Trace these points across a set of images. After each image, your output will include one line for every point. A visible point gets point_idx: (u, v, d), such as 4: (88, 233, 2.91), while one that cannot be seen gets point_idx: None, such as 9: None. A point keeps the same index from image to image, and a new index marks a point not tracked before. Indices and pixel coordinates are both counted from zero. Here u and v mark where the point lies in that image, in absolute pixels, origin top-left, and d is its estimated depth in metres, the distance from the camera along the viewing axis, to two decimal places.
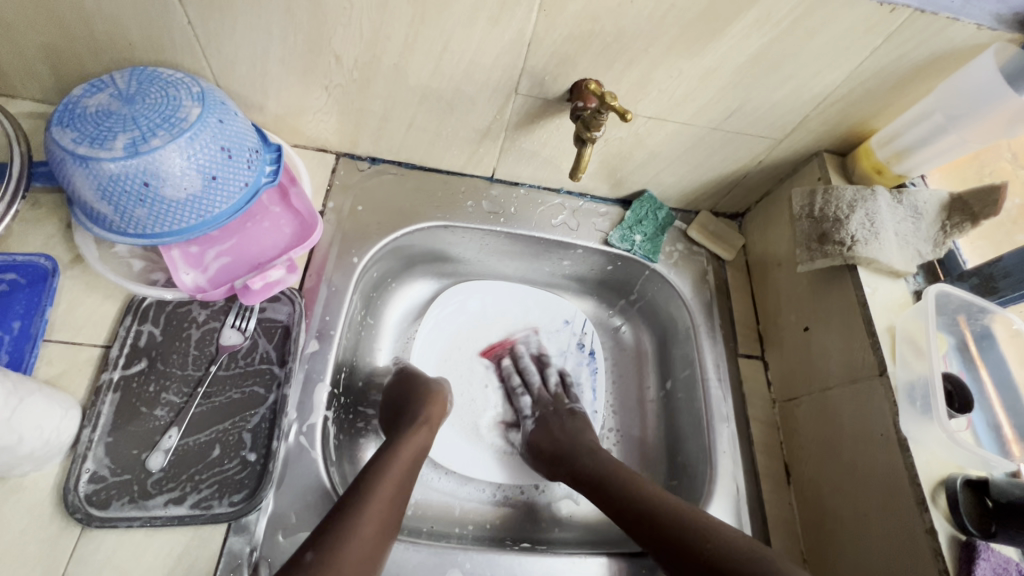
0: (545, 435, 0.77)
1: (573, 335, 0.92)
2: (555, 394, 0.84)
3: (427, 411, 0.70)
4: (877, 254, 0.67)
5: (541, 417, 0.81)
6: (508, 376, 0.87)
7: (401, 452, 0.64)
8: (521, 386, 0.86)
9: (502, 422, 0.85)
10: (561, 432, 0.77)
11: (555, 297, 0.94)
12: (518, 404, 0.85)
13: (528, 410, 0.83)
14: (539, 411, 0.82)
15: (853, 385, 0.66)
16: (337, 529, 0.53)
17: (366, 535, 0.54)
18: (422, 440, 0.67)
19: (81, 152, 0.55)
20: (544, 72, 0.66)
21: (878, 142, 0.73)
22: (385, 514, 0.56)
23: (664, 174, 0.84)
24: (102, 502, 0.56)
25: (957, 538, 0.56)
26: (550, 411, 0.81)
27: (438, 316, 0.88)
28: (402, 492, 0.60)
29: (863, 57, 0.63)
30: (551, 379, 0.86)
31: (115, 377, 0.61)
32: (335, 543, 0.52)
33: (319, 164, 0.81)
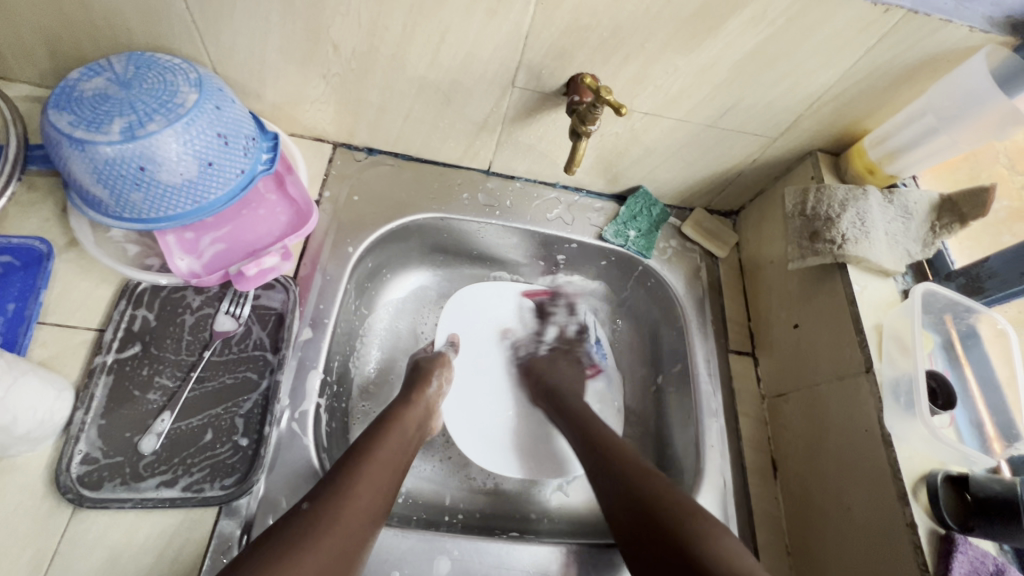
0: (544, 363, 0.86)
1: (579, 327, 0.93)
2: (574, 338, 0.91)
3: (418, 391, 0.72)
4: (867, 252, 0.68)
5: (555, 350, 0.89)
6: (547, 309, 0.92)
7: (400, 424, 0.65)
8: (553, 318, 0.93)
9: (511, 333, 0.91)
10: (563, 372, 0.85)
11: (556, 293, 0.95)
12: (545, 329, 0.92)
13: (549, 339, 0.91)
14: (556, 344, 0.90)
15: (840, 381, 0.67)
16: (335, 485, 0.55)
17: (365, 494, 0.55)
18: (420, 416, 0.69)
19: (77, 136, 0.55)
20: (541, 65, 0.66)
21: (871, 142, 0.74)
22: (381, 478, 0.58)
23: (659, 171, 0.85)
24: (94, 483, 0.56)
25: (936, 532, 0.56)
26: (564, 348, 0.89)
27: (445, 324, 0.88)
28: (399, 461, 0.62)
29: (857, 57, 0.63)
30: (573, 325, 0.93)
31: (108, 360, 0.62)
32: (337, 498, 0.53)
33: (315, 154, 0.81)
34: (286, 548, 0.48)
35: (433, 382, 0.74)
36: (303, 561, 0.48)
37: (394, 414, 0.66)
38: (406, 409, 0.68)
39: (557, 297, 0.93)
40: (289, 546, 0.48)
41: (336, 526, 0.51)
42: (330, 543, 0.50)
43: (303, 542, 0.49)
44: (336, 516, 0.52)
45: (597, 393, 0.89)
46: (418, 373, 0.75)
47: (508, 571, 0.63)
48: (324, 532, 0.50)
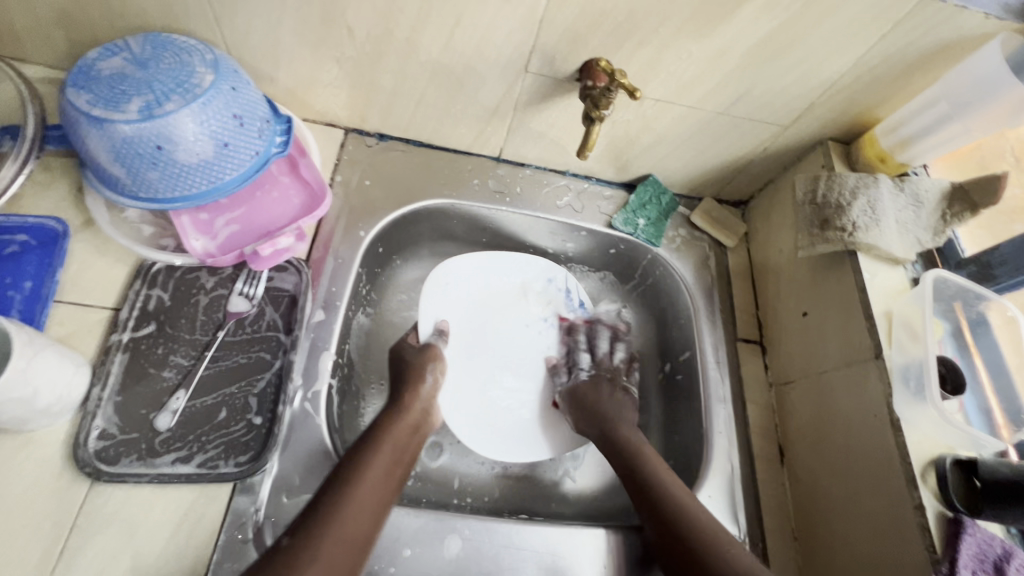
0: (591, 391, 0.79)
1: (559, 291, 0.90)
2: (616, 368, 0.83)
3: (410, 393, 0.70)
4: (878, 240, 0.69)
5: (598, 377, 0.81)
6: (575, 334, 0.88)
7: (392, 437, 0.64)
8: (586, 345, 0.86)
9: (553, 360, 0.86)
10: (608, 404, 0.77)
11: (528, 256, 0.90)
12: (577, 356, 0.85)
13: (584, 364, 0.83)
14: (596, 371, 0.82)
15: (848, 368, 0.68)
16: (324, 507, 0.55)
17: (353, 518, 0.55)
18: (416, 419, 0.69)
19: (95, 114, 0.56)
20: (555, 50, 0.66)
21: (882, 130, 0.74)
22: (371, 497, 0.57)
23: (669, 160, 0.85)
24: (111, 458, 0.57)
25: (944, 515, 0.57)
26: (607, 377, 0.81)
27: (427, 310, 0.82)
28: (391, 476, 0.61)
29: (871, 44, 0.63)
30: (616, 354, 0.85)
31: (124, 339, 0.62)
32: (321, 526, 0.53)
33: (327, 139, 0.82)
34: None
35: (427, 377, 0.73)
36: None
37: (383, 426, 0.65)
38: (398, 418, 0.67)
39: (593, 327, 0.88)
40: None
41: (320, 556, 0.51)
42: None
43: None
44: (320, 547, 0.51)
45: (585, 354, 0.87)
46: (408, 370, 0.73)
47: (519, 551, 0.64)
48: (307, 563, 0.50)
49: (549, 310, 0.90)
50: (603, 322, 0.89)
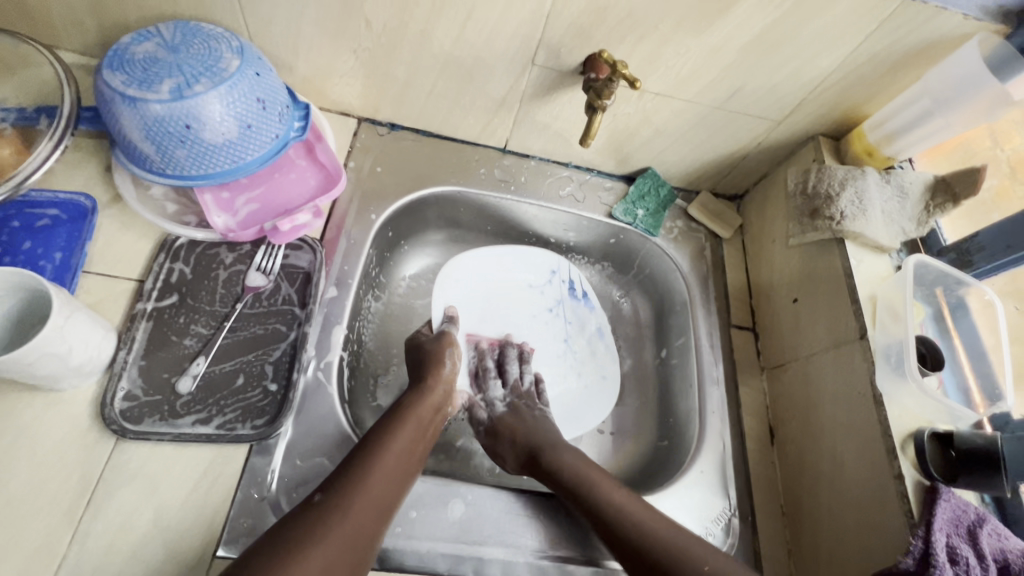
0: (511, 419, 0.75)
1: (563, 283, 0.94)
2: (528, 390, 0.80)
3: (433, 375, 0.72)
4: (864, 229, 0.72)
5: (512, 403, 0.78)
6: (481, 361, 0.83)
7: (414, 417, 0.67)
8: (496, 371, 0.82)
9: (463, 398, 0.79)
10: (533, 422, 0.75)
11: (538, 249, 0.94)
12: (485, 385, 0.80)
13: (499, 395, 0.79)
14: (511, 399, 0.78)
15: (836, 350, 0.71)
16: (351, 475, 0.58)
17: (376, 486, 0.57)
18: (438, 401, 0.71)
19: (129, 94, 0.60)
20: (560, 44, 0.70)
21: (870, 126, 0.77)
22: (396, 467, 0.60)
23: (667, 153, 0.89)
24: (136, 418, 0.60)
25: (921, 483, 0.60)
26: (524, 402, 0.78)
27: (437, 298, 0.85)
28: (415, 450, 0.64)
29: (857, 42, 0.67)
30: (527, 376, 0.82)
31: (148, 308, 0.66)
32: (347, 493, 0.56)
33: (342, 127, 0.86)
34: (294, 543, 0.50)
35: (446, 363, 0.74)
36: (311, 556, 0.50)
37: (408, 404, 0.68)
38: (421, 398, 0.69)
39: (505, 348, 0.85)
40: (302, 544, 0.50)
41: (345, 522, 0.54)
42: (334, 543, 0.52)
43: (313, 539, 0.51)
44: (346, 513, 0.54)
45: (591, 342, 0.92)
46: (428, 355, 0.75)
47: (516, 518, 0.67)
48: (333, 527, 0.53)
49: (553, 301, 0.93)
50: (511, 346, 0.85)
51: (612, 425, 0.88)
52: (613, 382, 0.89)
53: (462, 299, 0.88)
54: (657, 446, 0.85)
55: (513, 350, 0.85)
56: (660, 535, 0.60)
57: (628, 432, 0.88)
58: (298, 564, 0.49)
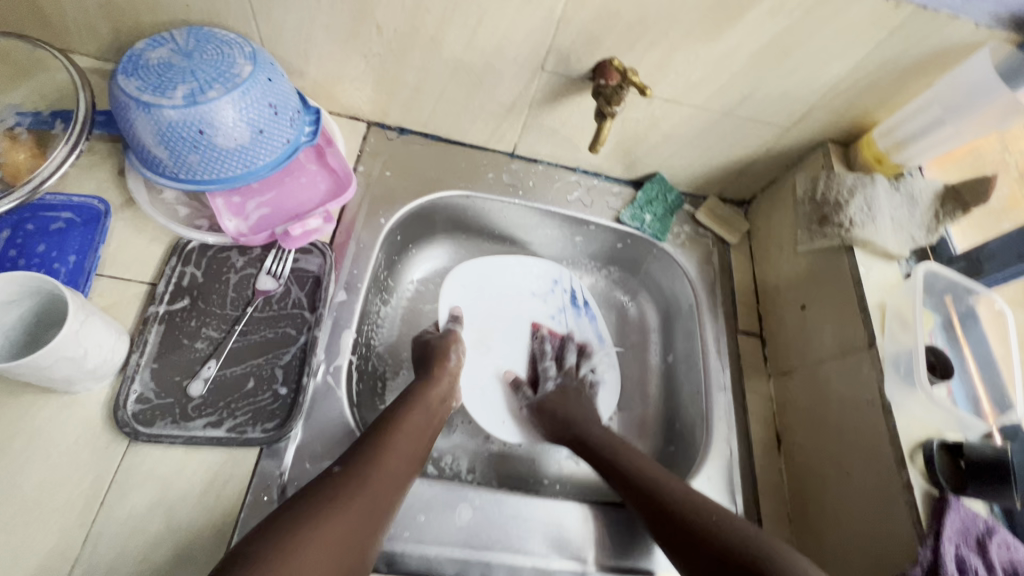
0: (555, 399, 0.82)
1: (565, 292, 0.96)
2: (582, 378, 0.88)
3: (439, 365, 0.76)
4: (873, 236, 0.72)
5: (564, 386, 0.85)
6: (542, 347, 0.90)
7: (422, 402, 0.70)
8: (554, 356, 0.90)
9: (511, 376, 0.88)
10: (573, 405, 0.81)
11: (540, 261, 0.97)
12: (542, 370, 0.88)
13: (552, 375, 0.87)
14: (563, 380, 0.86)
15: (844, 357, 0.71)
16: (366, 454, 0.60)
17: (392, 461, 0.61)
18: (444, 392, 0.74)
19: (144, 99, 0.60)
20: (570, 51, 0.71)
21: (881, 132, 0.77)
22: (407, 445, 0.64)
23: (675, 158, 0.89)
24: (148, 420, 0.61)
25: (931, 493, 0.60)
26: (574, 386, 0.85)
27: (445, 298, 0.89)
28: (425, 433, 0.67)
29: (868, 50, 0.67)
30: (586, 367, 0.90)
31: (160, 311, 0.66)
32: (363, 468, 0.58)
33: (351, 131, 0.86)
34: (311, 510, 0.53)
35: (451, 356, 0.78)
36: (328, 522, 0.52)
37: (419, 391, 0.71)
38: (430, 387, 0.72)
39: (565, 342, 0.91)
40: (319, 512, 0.53)
41: (360, 494, 0.56)
42: (348, 513, 0.54)
43: (329, 507, 0.54)
44: (361, 486, 0.57)
45: (591, 350, 0.93)
46: (432, 349, 0.78)
47: (524, 523, 0.67)
48: (348, 498, 0.55)
49: (555, 309, 0.95)
50: (573, 339, 0.92)
51: (619, 429, 0.88)
52: (612, 390, 0.90)
53: (469, 303, 0.91)
54: (664, 451, 0.85)
55: (573, 342, 0.92)
56: (673, 485, 0.65)
57: (634, 437, 0.88)
58: (316, 528, 0.51)
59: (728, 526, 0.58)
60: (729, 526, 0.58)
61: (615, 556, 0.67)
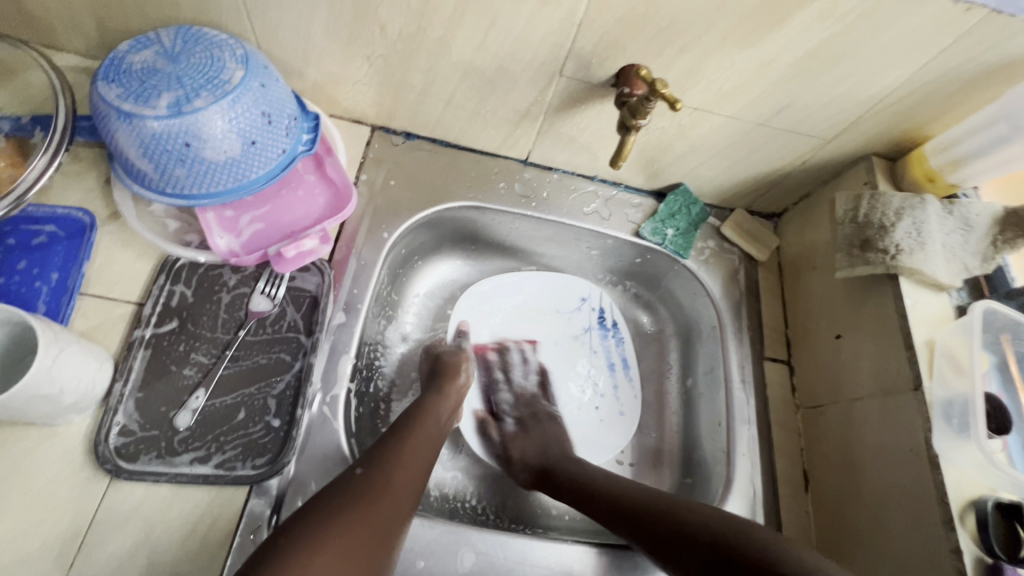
0: (525, 438, 0.76)
1: (593, 312, 0.91)
2: (536, 397, 0.83)
3: (447, 381, 0.72)
4: (922, 265, 0.65)
5: (524, 417, 0.80)
6: (489, 370, 0.85)
7: (434, 414, 0.67)
8: (504, 376, 0.85)
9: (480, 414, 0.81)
10: (544, 435, 0.77)
11: (564, 278, 0.92)
12: (500, 398, 0.83)
13: (506, 407, 0.82)
14: (519, 412, 0.80)
15: (884, 398, 0.65)
16: (387, 454, 0.58)
17: (409, 462, 0.59)
18: (452, 407, 0.71)
19: (125, 109, 0.55)
20: (591, 55, 0.64)
21: (934, 148, 0.70)
22: (422, 446, 0.62)
23: (701, 169, 0.82)
24: (131, 455, 0.57)
25: (982, 560, 0.55)
26: (530, 414, 0.80)
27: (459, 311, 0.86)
28: (434, 437, 0.64)
29: (928, 58, 0.60)
30: (530, 382, 0.84)
31: (147, 335, 0.62)
32: (384, 470, 0.56)
33: (354, 136, 0.80)
34: (335, 509, 0.51)
35: (463, 374, 0.75)
36: (353, 523, 0.50)
37: (427, 404, 0.68)
38: (440, 402, 0.69)
39: (505, 351, 0.86)
40: (344, 510, 0.51)
41: (384, 496, 0.54)
42: (374, 513, 0.52)
43: (354, 507, 0.52)
44: (384, 487, 0.55)
45: (613, 377, 0.88)
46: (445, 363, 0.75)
47: (530, 569, 0.63)
48: (374, 499, 0.53)
49: (580, 329, 0.90)
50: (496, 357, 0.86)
51: (632, 457, 0.83)
52: (628, 423, 0.84)
53: (483, 318, 0.88)
54: (681, 484, 0.80)
55: (522, 347, 0.87)
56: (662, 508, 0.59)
57: (649, 466, 0.83)
58: (342, 526, 0.50)
59: (678, 505, 0.59)
60: (677, 515, 0.58)
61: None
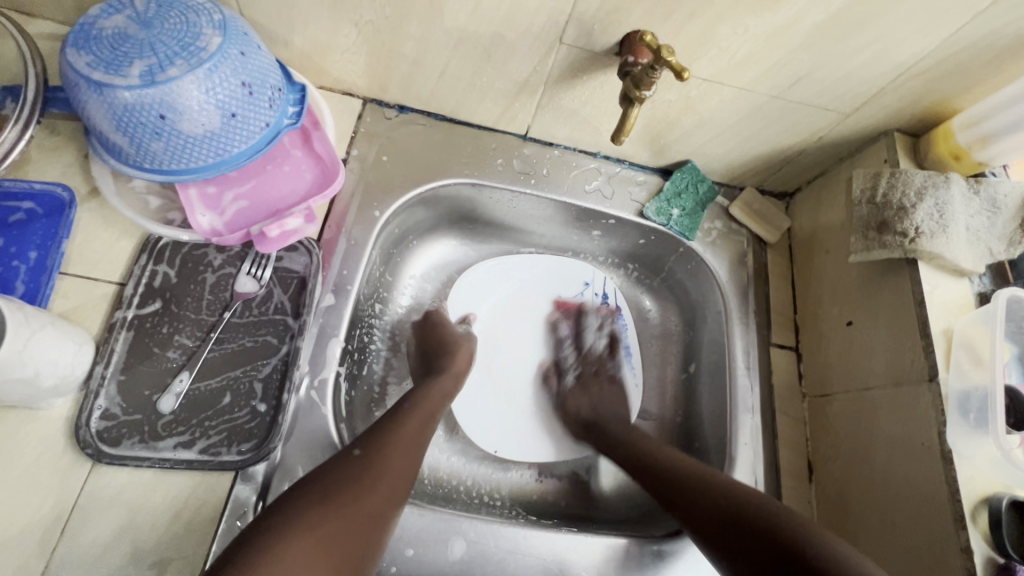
0: (584, 396, 0.79)
1: (596, 296, 0.88)
2: (603, 360, 0.83)
3: (447, 359, 0.70)
4: (944, 249, 0.61)
5: (583, 376, 0.81)
6: (558, 324, 0.85)
7: (432, 396, 0.64)
8: (574, 335, 0.85)
9: (543, 364, 0.83)
10: (601, 398, 0.78)
11: (571, 261, 0.89)
12: (565, 353, 0.84)
13: (572, 363, 0.83)
14: (582, 367, 0.82)
15: (895, 388, 0.62)
16: (384, 434, 0.56)
17: (402, 441, 0.56)
18: (449, 387, 0.67)
19: (95, 78, 0.52)
20: (594, 21, 0.59)
21: (961, 123, 0.65)
22: (419, 428, 0.60)
23: (711, 146, 0.77)
24: (113, 439, 0.56)
25: (992, 560, 0.52)
26: (592, 371, 0.82)
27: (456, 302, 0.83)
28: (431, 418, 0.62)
29: (960, 24, 0.55)
30: (600, 342, 0.85)
31: (129, 316, 0.60)
32: (382, 451, 0.54)
33: (344, 109, 0.77)
34: (326, 493, 0.49)
35: (461, 353, 0.72)
36: (346, 505, 0.49)
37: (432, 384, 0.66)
38: (439, 379, 0.67)
39: (583, 312, 0.86)
40: (335, 492, 0.49)
41: (381, 478, 0.52)
42: (367, 497, 0.50)
43: (347, 488, 0.50)
44: (379, 471, 0.52)
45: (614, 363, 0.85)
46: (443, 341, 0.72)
47: (523, 558, 0.61)
48: (368, 481, 0.51)
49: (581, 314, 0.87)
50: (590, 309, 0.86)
51: None
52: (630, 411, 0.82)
53: (481, 304, 0.84)
54: None
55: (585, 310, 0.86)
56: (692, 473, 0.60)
57: None
58: (334, 513, 0.48)
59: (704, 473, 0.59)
60: (708, 474, 0.59)
61: (631, 567, 0.63)
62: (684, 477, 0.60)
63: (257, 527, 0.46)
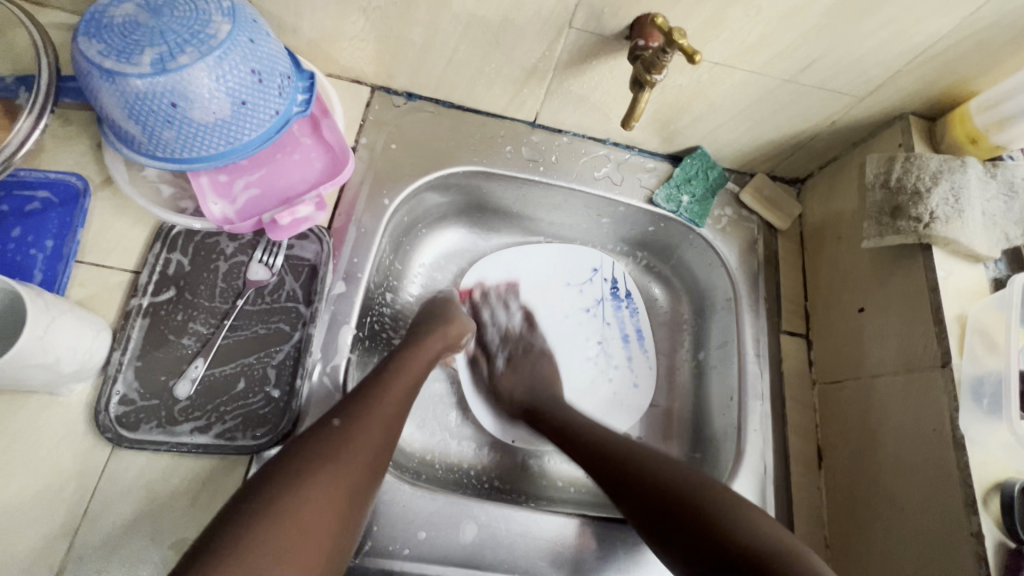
0: (518, 376, 0.77)
1: (606, 282, 0.88)
2: (524, 338, 0.82)
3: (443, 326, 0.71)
4: (958, 235, 0.61)
5: (512, 355, 0.79)
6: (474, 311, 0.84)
7: (419, 360, 0.65)
8: (488, 321, 0.84)
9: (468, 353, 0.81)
10: (534, 371, 0.77)
11: (579, 247, 0.89)
12: (489, 335, 0.83)
13: (498, 346, 0.81)
14: (510, 349, 0.80)
15: (907, 374, 0.62)
16: (363, 403, 0.56)
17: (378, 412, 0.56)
18: (438, 348, 0.68)
19: (106, 66, 0.52)
20: (603, 4, 0.59)
21: (979, 106, 0.64)
22: (401, 397, 0.59)
23: (721, 132, 0.77)
24: (132, 424, 0.57)
25: (1004, 544, 0.52)
26: (521, 348, 0.80)
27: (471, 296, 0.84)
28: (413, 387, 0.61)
29: (980, 2, 0.54)
30: (515, 320, 0.84)
31: (144, 303, 0.61)
32: (362, 424, 0.54)
33: (353, 97, 0.77)
34: (300, 466, 0.49)
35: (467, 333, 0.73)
36: (323, 482, 0.49)
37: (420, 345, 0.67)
38: (430, 341, 0.68)
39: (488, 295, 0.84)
40: (306, 468, 0.49)
41: (355, 450, 0.52)
42: (337, 467, 0.50)
43: (325, 464, 0.49)
44: (353, 443, 0.52)
45: (627, 349, 0.85)
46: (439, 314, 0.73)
47: (533, 541, 0.62)
48: (345, 455, 0.51)
49: (592, 301, 0.87)
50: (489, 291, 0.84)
51: (641, 430, 0.81)
52: (642, 396, 0.83)
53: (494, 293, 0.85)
54: (689, 458, 0.79)
55: (499, 288, 0.85)
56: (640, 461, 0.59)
57: (658, 440, 0.81)
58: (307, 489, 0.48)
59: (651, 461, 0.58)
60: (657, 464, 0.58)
61: (639, 551, 0.64)
62: (632, 463, 0.59)
63: (228, 517, 0.45)
